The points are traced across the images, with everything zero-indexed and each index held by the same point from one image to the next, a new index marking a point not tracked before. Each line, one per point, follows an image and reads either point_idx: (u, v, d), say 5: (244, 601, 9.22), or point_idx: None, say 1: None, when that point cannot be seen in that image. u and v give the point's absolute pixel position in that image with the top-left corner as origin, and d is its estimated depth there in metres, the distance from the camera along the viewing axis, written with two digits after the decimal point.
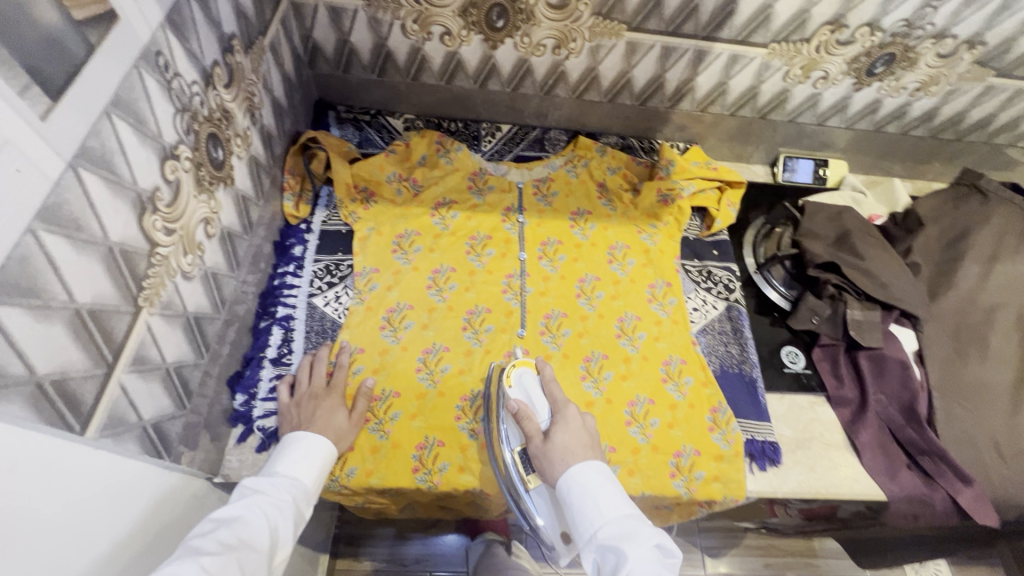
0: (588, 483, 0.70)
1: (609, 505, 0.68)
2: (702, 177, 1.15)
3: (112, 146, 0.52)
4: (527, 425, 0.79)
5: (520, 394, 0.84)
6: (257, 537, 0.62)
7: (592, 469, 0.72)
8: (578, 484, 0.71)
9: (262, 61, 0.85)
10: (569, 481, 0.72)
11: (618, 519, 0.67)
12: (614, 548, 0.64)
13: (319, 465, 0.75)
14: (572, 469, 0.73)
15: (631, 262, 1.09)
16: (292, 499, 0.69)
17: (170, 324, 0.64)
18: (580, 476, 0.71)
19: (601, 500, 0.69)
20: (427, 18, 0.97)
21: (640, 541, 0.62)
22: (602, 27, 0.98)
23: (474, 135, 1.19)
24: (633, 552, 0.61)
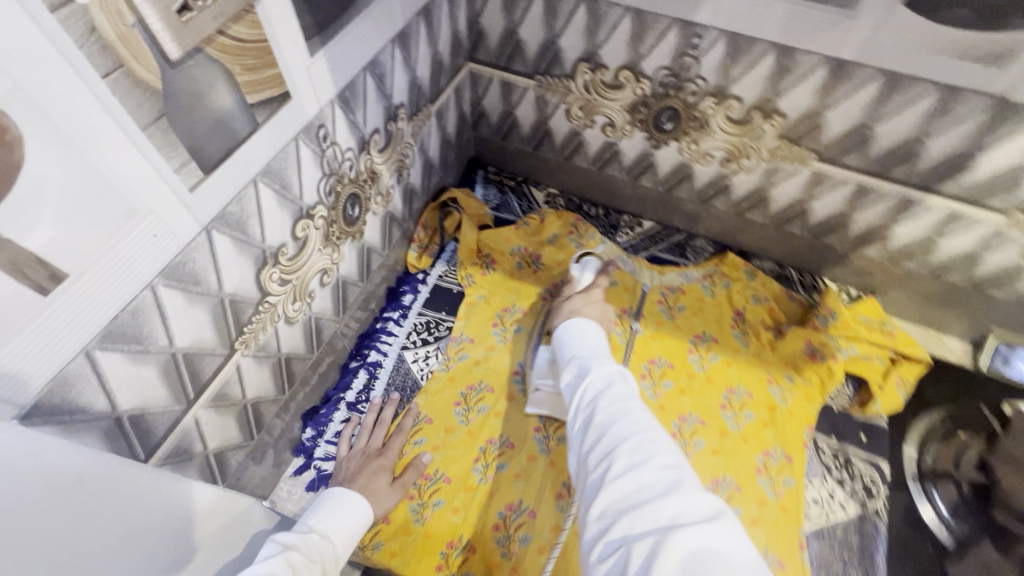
0: (583, 325, 0.77)
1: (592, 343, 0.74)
2: (869, 341, 0.94)
3: (250, 210, 0.55)
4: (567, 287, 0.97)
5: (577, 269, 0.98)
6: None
7: (588, 326, 0.78)
8: (569, 333, 0.77)
9: (424, 125, 0.88)
10: (566, 327, 0.79)
11: (593, 351, 0.71)
12: (585, 366, 0.68)
13: (351, 525, 0.67)
14: (572, 322, 0.81)
15: (749, 416, 0.92)
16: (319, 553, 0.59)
17: (259, 365, 0.67)
18: (577, 327, 0.78)
19: (591, 339, 0.75)
20: (593, 107, 0.93)
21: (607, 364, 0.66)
22: (786, 151, 0.85)
23: (612, 225, 1.13)
24: (597, 372, 0.65)
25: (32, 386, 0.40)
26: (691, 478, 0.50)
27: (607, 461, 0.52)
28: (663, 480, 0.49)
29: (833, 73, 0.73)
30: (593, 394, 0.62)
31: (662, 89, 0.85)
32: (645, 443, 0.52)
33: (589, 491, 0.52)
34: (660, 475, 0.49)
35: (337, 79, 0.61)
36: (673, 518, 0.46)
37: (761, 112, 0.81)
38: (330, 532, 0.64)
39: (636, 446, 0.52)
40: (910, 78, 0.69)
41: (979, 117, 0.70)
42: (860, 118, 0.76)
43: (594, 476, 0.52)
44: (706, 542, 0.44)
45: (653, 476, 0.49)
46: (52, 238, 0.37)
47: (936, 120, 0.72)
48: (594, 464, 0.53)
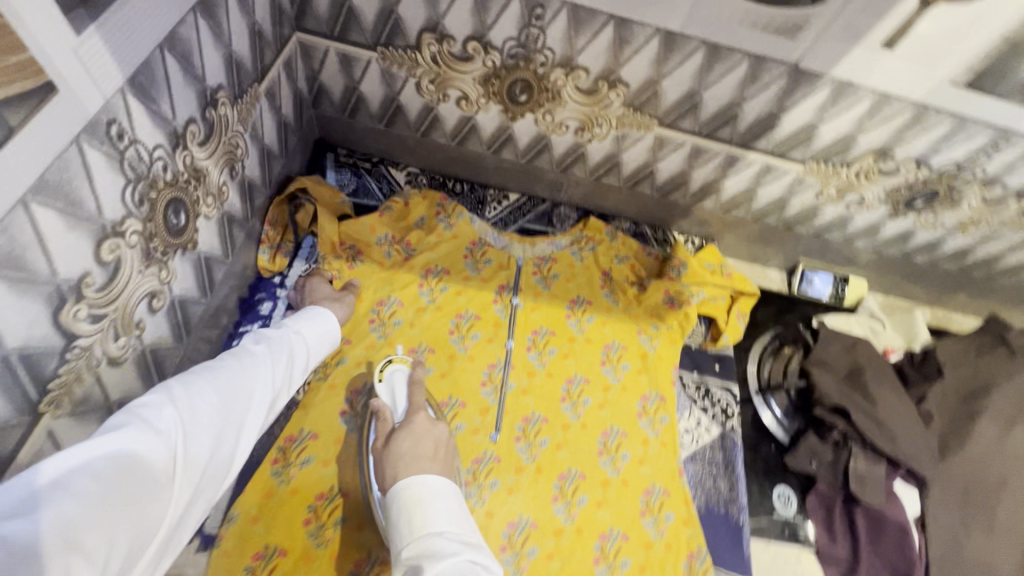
0: (426, 493, 0.66)
1: (444, 516, 0.64)
2: (713, 283, 1.07)
3: (26, 239, 0.43)
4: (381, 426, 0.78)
5: (385, 392, 0.84)
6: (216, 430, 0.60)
7: (435, 484, 0.67)
8: (410, 506, 0.65)
9: (253, 109, 0.76)
10: (403, 488, 0.67)
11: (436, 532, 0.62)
12: (428, 555, 0.60)
13: (322, 328, 0.80)
14: (413, 478, 0.68)
15: (626, 367, 1.00)
16: (287, 351, 0.73)
17: (81, 421, 0.55)
18: (417, 491, 0.66)
19: (441, 513, 0.64)
20: (444, 80, 0.89)
21: (453, 558, 0.58)
22: (631, 118, 0.90)
23: (479, 201, 1.12)
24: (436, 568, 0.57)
25: None
26: None
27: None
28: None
29: (664, 44, 0.77)
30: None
31: (512, 61, 0.84)
32: None
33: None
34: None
35: (124, 62, 0.49)
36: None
37: (606, 81, 0.84)
38: (300, 327, 0.77)
39: None
40: (726, 49, 0.77)
41: (780, 82, 0.80)
42: (690, 85, 0.83)
43: None
44: None
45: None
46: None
47: (749, 86, 0.82)
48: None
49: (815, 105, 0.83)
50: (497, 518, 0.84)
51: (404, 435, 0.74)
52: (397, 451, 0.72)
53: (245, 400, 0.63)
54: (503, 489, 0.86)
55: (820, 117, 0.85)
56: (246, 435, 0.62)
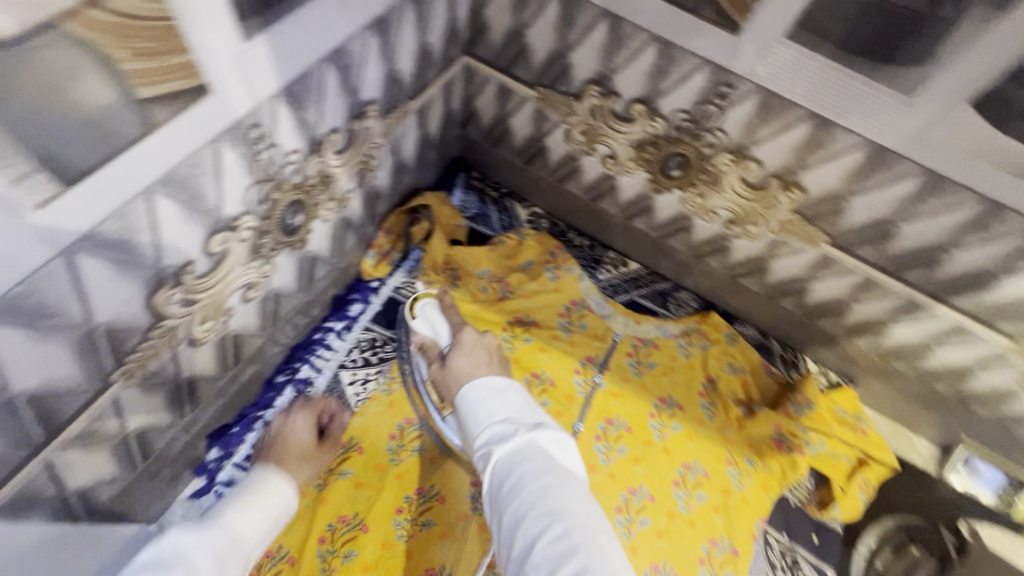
0: (491, 393, 0.60)
1: (504, 407, 0.58)
2: (839, 437, 0.88)
3: (139, 226, 0.43)
4: (430, 355, 0.71)
5: (422, 326, 0.73)
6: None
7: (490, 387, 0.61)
8: (470, 398, 0.60)
9: (399, 124, 0.76)
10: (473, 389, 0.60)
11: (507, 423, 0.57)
12: (499, 431, 0.56)
13: (270, 521, 0.60)
14: (468, 384, 0.62)
15: (702, 498, 0.85)
16: (272, 501, 0.61)
17: (148, 392, 0.56)
18: (475, 390, 0.60)
19: (499, 401, 0.59)
20: (596, 134, 0.82)
21: (519, 444, 0.54)
22: (797, 227, 0.76)
23: (594, 259, 1.04)
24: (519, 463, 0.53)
25: None
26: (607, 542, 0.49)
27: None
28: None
29: (869, 159, 0.63)
30: (504, 485, 0.52)
31: (677, 133, 0.74)
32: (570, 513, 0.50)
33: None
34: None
35: (283, 71, 0.48)
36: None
37: (780, 181, 0.72)
38: (235, 526, 0.57)
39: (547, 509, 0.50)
40: (953, 184, 0.60)
41: (1014, 240, 0.62)
42: (887, 211, 0.67)
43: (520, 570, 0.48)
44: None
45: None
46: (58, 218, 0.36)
47: (969, 234, 0.64)
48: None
49: None
50: None
51: (457, 352, 0.66)
52: (458, 367, 0.64)
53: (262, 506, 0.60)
54: None
55: None
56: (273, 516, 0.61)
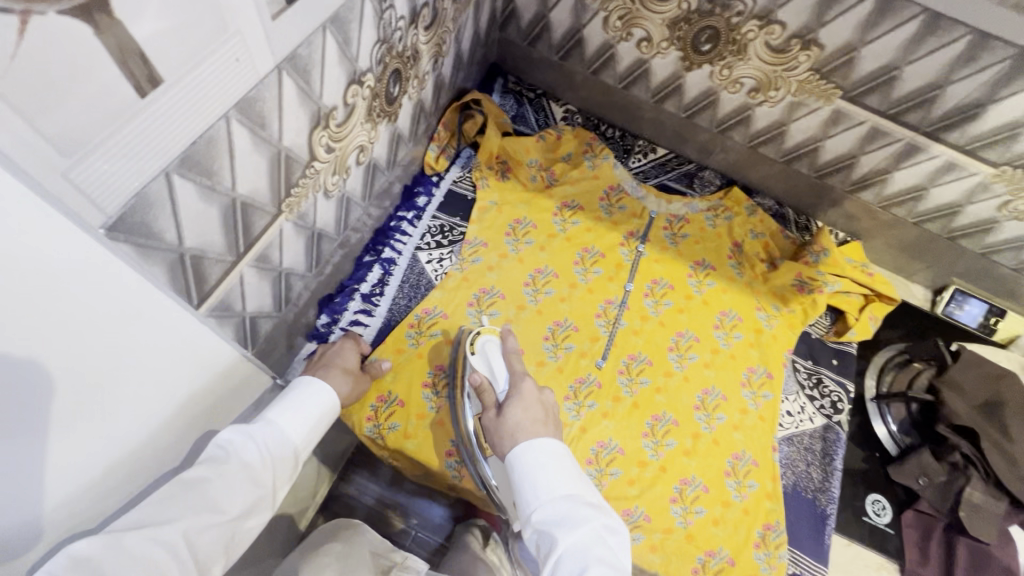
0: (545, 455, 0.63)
1: (558, 481, 0.61)
2: (852, 278, 1.02)
3: (316, 58, 0.53)
4: (486, 399, 0.73)
5: (479, 362, 0.81)
6: (227, 498, 0.53)
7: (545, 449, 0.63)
8: (523, 459, 0.63)
9: (463, 12, 0.85)
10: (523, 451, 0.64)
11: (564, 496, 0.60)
12: (546, 528, 0.57)
13: (315, 416, 0.67)
14: (522, 443, 0.65)
15: (738, 337, 1.00)
16: (305, 432, 0.65)
17: (297, 234, 0.66)
18: (526, 453, 0.63)
19: (550, 474, 0.61)
20: (633, 18, 0.92)
21: (576, 526, 0.56)
22: (814, 86, 0.88)
23: (626, 149, 1.15)
24: (562, 540, 0.55)
25: (121, 197, 0.38)
26: None
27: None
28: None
29: (878, 7, 0.75)
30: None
31: (708, 6, 0.84)
32: None
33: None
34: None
35: None
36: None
37: (800, 41, 0.83)
38: (279, 420, 0.63)
39: None
40: (949, 21, 0.73)
41: (998, 67, 0.75)
42: (892, 57, 0.79)
43: None
44: None
45: None
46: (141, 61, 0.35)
47: (961, 67, 0.77)
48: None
49: None
50: (589, 436, 0.88)
51: (515, 404, 0.70)
52: (513, 419, 0.68)
53: (293, 427, 0.63)
54: (598, 412, 0.89)
55: None
56: (294, 432, 0.63)
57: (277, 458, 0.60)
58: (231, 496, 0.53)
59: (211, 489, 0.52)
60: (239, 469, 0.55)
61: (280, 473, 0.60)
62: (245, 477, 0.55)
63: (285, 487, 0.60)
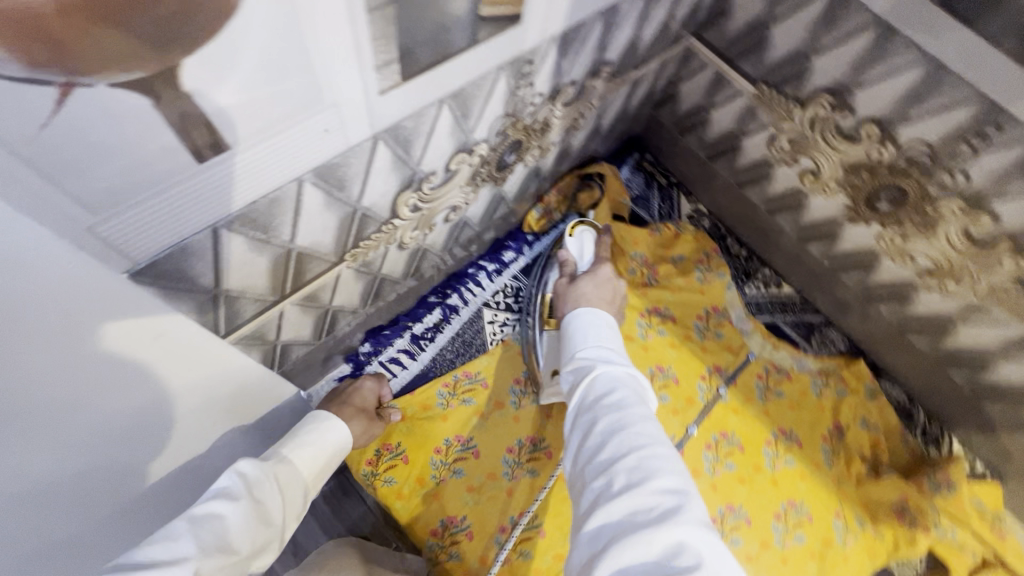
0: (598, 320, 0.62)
1: (603, 337, 0.60)
2: (972, 530, 0.81)
3: (422, 129, 0.48)
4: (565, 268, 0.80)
5: (574, 246, 0.85)
6: (240, 536, 0.46)
7: (599, 317, 0.63)
8: (581, 318, 0.63)
9: (616, 90, 0.77)
10: (581, 314, 0.64)
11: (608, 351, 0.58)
12: (588, 364, 0.56)
13: (329, 454, 0.59)
14: (582, 310, 0.66)
15: (799, 540, 0.83)
16: (318, 467, 0.58)
17: (357, 278, 0.63)
18: (585, 316, 0.63)
19: (602, 335, 0.60)
20: (806, 145, 0.78)
21: (615, 363, 0.55)
22: (1011, 298, 0.69)
23: (746, 272, 1.01)
24: (601, 373, 0.54)
25: (155, 247, 0.36)
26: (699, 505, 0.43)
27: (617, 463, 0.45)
28: (664, 504, 0.42)
29: None
30: (600, 394, 0.52)
31: (904, 165, 0.69)
32: (659, 454, 0.45)
33: (583, 501, 0.46)
34: (661, 499, 0.42)
35: (569, 15, 0.51)
36: (679, 541, 0.40)
37: (1012, 244, 0.65)
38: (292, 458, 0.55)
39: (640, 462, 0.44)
40: None
41: None
42: None
43: (593, 488, 0.45)
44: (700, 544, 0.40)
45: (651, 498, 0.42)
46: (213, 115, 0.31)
47: None
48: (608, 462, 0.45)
49: None
50: None
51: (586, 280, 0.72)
52: (582, 291, 0.70)
53: (306, 462, 0.57)
54: None
55: None
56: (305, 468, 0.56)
57: (290, 494, 0.53)
58: (244, 534, 0.46)
59: (225, 525, 0.45)
60: (253, 504, 0.48)
61: (291, 509, 0.53)
62: (261, 513, 0.48)
63: (296, 522, 0.54)
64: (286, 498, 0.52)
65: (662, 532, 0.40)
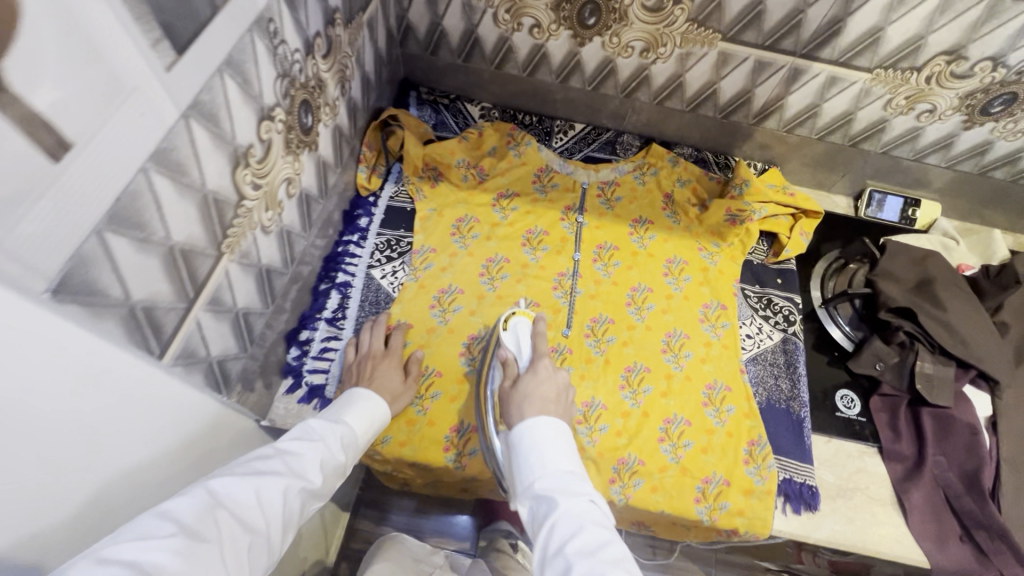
0: (547, 427, 0.70)
1: (560, 455, 0.68)
2: (776, 201, 1.09)
3: (219, 101, 0.56)
4: (508, 369, 0.84)
5: (511, 339, 0.89)
6: (310, 471, 0.64)
7: (552, 429, 0.70)
8: (535, 428, 0.71)
9: (358, 36, 0.89)
10: (526, 427, 0.71)
11: (564, 472, 0.66)
12: (546, 497, 0.64)
13: (376, 422, 0.79)
14: (528, 419, 0.72)
15: (688, 279, 1.06)
16: (368, 425, 0.77)
17: (244, 272, 0.69)
18: (537, 429, 0.70)
19: (558, 448, 0.69)
20: (519, 8, 0.98)
21: (576, 496, 0.63)
22: (696, 34, 0.95)
23: (546, 131, 1.20)
24: (561, 513, 0.61)
25: (60, 260, 0.40)
26: None
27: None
28: None
29: None
30: (557, 542, 0.59)
31: None
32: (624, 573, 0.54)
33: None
34: None
35: None
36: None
37: None
38: (351, 421, 0.75)
39: None
40: None
41: None
42: None
43: None
44: None
45: None
46: (47, 110, 0.37)
47: None
48: None
49: (881, 6, 0.85)
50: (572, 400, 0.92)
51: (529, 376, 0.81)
52: (530, 390, 0.78)
53: (357, 425, 0.76)
54: (576, 375, 0.94)
55: (887, 19, 0.87)
56: (358, 428, 0.76)
57: (345, 446, 0.72)
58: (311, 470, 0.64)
59: (300, 462, 0.64)
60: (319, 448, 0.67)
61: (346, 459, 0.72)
62: (325, 458, 0.67)
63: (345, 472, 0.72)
64: (344, 447, 0.71)
65: None
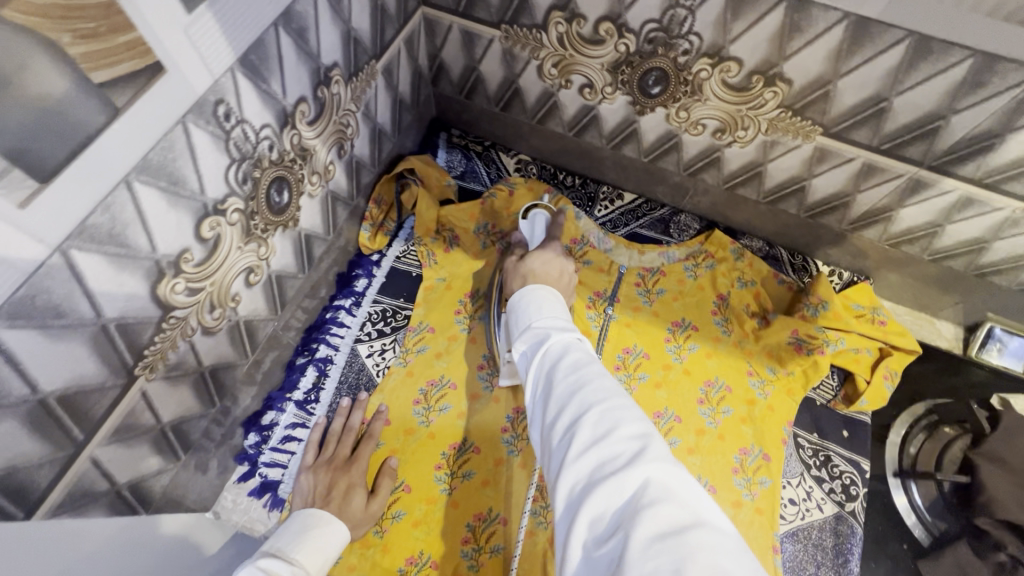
0: (548, 295, 0.63)
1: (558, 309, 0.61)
2: (859, 332, 0.87)
3: (126, 217, 0.44)
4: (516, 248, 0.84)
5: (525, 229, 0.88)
6: None
7: (547, 292, 0.65)
8: (524, 297, 0.64)
9: (368, 87, 0.75)
10: (521, 294, 0.65)
11: (554, 318, 0.59)
12: (540, 334, 0.57)
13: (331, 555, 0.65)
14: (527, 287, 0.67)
15: (728, 412, 0.86)
16: (323, 561, 0.64)
17: (173, 383, 0.59)
18: (532, 292, 0.64)
19: (554, 305, 0.62)
20: (569, 64, 0.80)
21: (565, 330, 0.56)
22: (789, 123, 0.74)
23: (589, 197, 1.02)
24: (553, 340, 0.54)
25: None
26: (661, 444, 0.43)
27: (571, 435, 0.45)
28: (630, 450, 0.42)
29: (852, 33, 0.60)
30: (551, 361, 0.52)
31: (649, 47, 0.72)
32: (614, 410, 0.45)
33: (552, 465, 0.46)
34: (630, 445, 0.43)
35: (234, 40, 0.48)
36: (644, 481, 0.40)
37: (763, 77, 0.69)
38: (304, 555, 0.62)
39: (603, 414, 0.45)
40: (942, 44, 0.58)
41: (1013, 93, 0.59)
42: (877, 87, 0.65)
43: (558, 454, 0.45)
44: (695, 513, 0.38)
45: (614, 446, 0.43)
46: None
47: (965, 94, 0.62)
48: (558, 433, 0.46)
49: None
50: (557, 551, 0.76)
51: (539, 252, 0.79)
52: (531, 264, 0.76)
53: (313, 559, 0.63)
54: None
55: None
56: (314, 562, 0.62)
57: None
58: None
59: None
60: None
61: None
62: None
63: None
64: None
65: (637, 525, 0.37)
